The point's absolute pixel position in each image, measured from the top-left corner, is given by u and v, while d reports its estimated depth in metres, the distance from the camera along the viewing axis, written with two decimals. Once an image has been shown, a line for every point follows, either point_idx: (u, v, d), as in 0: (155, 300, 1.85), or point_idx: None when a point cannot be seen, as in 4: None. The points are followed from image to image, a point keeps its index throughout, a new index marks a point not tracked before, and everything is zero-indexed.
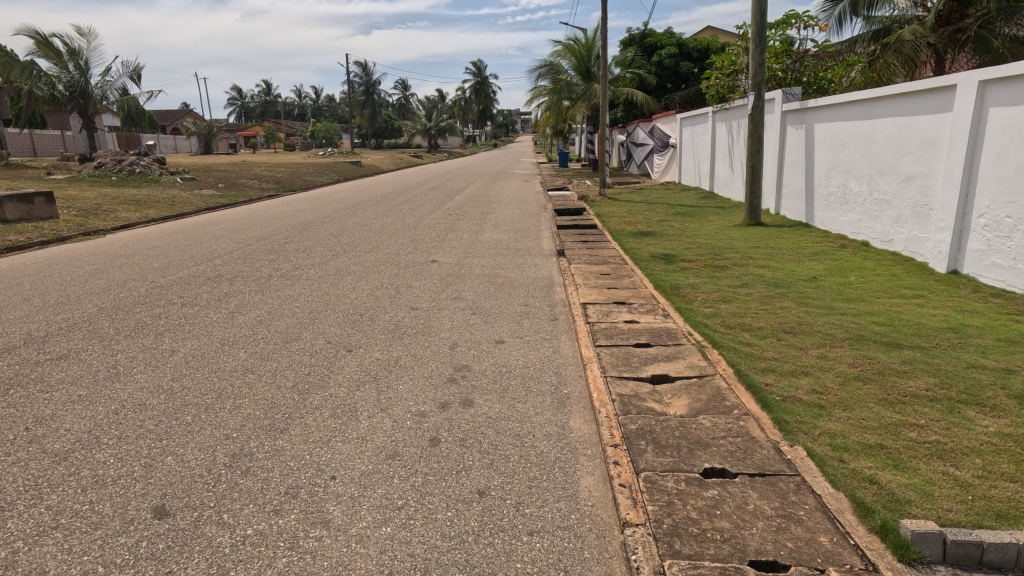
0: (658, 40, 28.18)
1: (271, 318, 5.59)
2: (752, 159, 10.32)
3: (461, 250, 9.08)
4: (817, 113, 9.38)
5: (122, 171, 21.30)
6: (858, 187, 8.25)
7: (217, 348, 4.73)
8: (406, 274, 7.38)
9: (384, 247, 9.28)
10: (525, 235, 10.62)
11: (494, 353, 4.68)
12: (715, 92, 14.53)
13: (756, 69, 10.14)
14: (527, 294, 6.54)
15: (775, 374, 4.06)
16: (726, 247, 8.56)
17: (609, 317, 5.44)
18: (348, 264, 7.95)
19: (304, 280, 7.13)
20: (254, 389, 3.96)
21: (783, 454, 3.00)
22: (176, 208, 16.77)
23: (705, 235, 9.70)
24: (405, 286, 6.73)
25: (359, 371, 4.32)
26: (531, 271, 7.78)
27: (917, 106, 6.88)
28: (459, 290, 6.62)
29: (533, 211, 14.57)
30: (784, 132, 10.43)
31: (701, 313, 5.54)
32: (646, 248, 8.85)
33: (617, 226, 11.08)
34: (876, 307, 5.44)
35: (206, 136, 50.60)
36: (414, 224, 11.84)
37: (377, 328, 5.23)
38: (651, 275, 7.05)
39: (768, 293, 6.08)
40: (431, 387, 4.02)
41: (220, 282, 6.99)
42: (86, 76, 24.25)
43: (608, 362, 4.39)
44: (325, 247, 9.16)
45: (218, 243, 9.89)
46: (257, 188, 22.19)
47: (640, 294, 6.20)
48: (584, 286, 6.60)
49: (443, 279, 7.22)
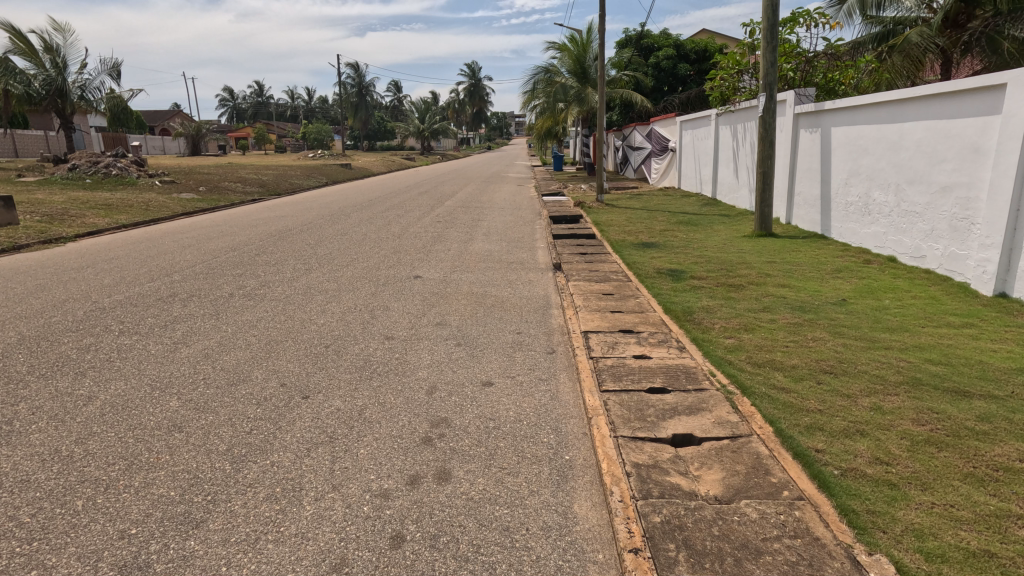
0: (654, 42, 27.54)
1: (221, 350, 4.78)
2: (763, 165, 9.62)
3: (448, 264, 8.29)
4: (834, 116, 8.69)
5: (97, 174, 20.37)
6: (882, 198, 7.55)
7: (145, 395, 3.90)
8: (385, 293, 6.59)
9: (365, 260, 8.47)
10: (519, 246, 9.85)
11: (480, 400, 3.90)
12: (720, 95, 13.72)
13: (768, 67, 9.44)
14: (520, 319, 5.76)
15: (826, 434, 3.30)
16: (739, 261, 7.81)
17: (616, 351, 4.66)
18: (321, 281, 7.14)
19: (268, 301, 6.31)
20: (176, 455, 3.15)
21: (865, 571, 2.24)
22: (151, 213, 15.87)
23: (713, 247, 8.96)
24: (382, 309, 5.94)
25: (314, 427, 3.53)
26: (524, 288, 7.01)
27: (955, 108, 6.19)
28: (443, 315, 5.82)
29: (528, 218, 13.79)
30: (797, 136, 9.73)
31: (721, 346, 4.77)
32: (650, 262, 8.08)
33: (618, 236, 10.31)
34: (923, 338, 4.70)
35: (194, 137, 49.54)
36: (400, 233, 11.03)
37: (342, 366, 4.44)
38: (659, 295, 6.31)
39: (795, 320, 5.34)
40: (401, 452, 3.23)
41: (173, 303, 6.16)
42: (63, 74, 23.29)
43: (619, 414, 3.61)
44: (298, 260, 8.35)
45: (183, 254, 9.05)
46: (240, 192, 21.30)
47: (649, 321, 5.42)
48: (585, 310, 5.82)
49: (425, 299, 6.44)
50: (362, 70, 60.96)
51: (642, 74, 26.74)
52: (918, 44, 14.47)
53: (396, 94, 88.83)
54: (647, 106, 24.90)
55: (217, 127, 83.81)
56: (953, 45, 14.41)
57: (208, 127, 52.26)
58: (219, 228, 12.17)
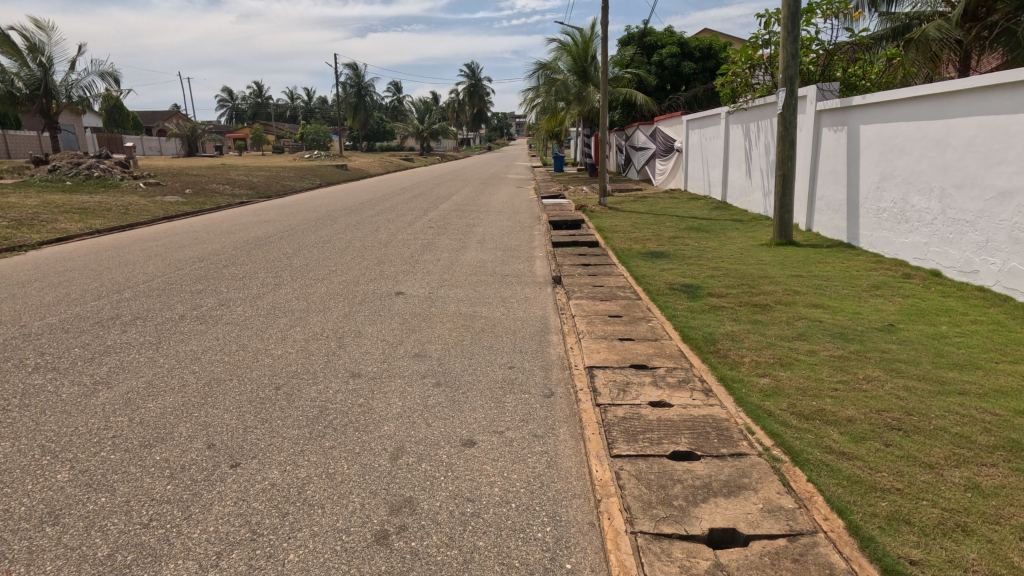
0: (658, 39, 26.62)
1: (147, 393, 3.93)
2: (782, 167, 8.77)
3: (436, 277, 7.46)
4: (862, 112, 7.86)
5: (78, 176, 19.56)
6: (922, 204, 6.73)
7: (28, 463, 3.05)
8: (360, 315, 5.77)
9: (344, 273, 7.64)
10: (515, 256, 9.01)
11: (455, 471, 3.06)
12: (730, 91, 12.80)
13: (789, 60, 8.59)
14: (512, 348, 4.91)
15: (918, 531, 2.44)
16: (760, 275, 6.96)
17: (628, 397, 3.82)
18: (290, 300, 6.31)
19: (224, 324, 5.47)
20: (36, 569, 2.31)
21: None
22: (129, 217, 15.03)
23: (729, 257, 8.11)
24: (353, 337, 5.10)
25: (236, 513, 2.68)
26: (520, 307, 6.19)
27: (1017, 101, 5.36)
28: (423, 343, 4.97)
29: (526, 223, 12.97)
30: (819, 135, 8.90)
31: (755, 388, 3.92)
32: (660, 276, 7.24)
33: (623, 244, 9.46)
34: (1002, 381, 3.85)
35: (189, 137, 48.70)
36: (387, 241, 10.20)
37: (291, 417, 3.61)
38: (673, 318, 5.49)
39: (838, 352, 4.50)
40: (344, 558, 2.41)
41: (112, 327, 5.32)
42: (49, 74, 22.42)
43: (638, 495, 2.76)
44: (269, 274, 7.50)
45: (145, 265, 8.24)
46: (228, 194, 20.47)
47: (665, 352, 4.58)
48: (589, 337, 4.98)
49: (405, 321, 5.62)
50: (360, 70, 60.14)
51: (645, 73, 25.91)
52: (937, 39, 13.61)
53: (395, 95, 88.21)
54: (651, 105, 24.11)
55: (216, 128, 83.03)
56: (973, 41, 13.67)
57: (205, 127, 51.51)
58: (194, 235, 11.30)
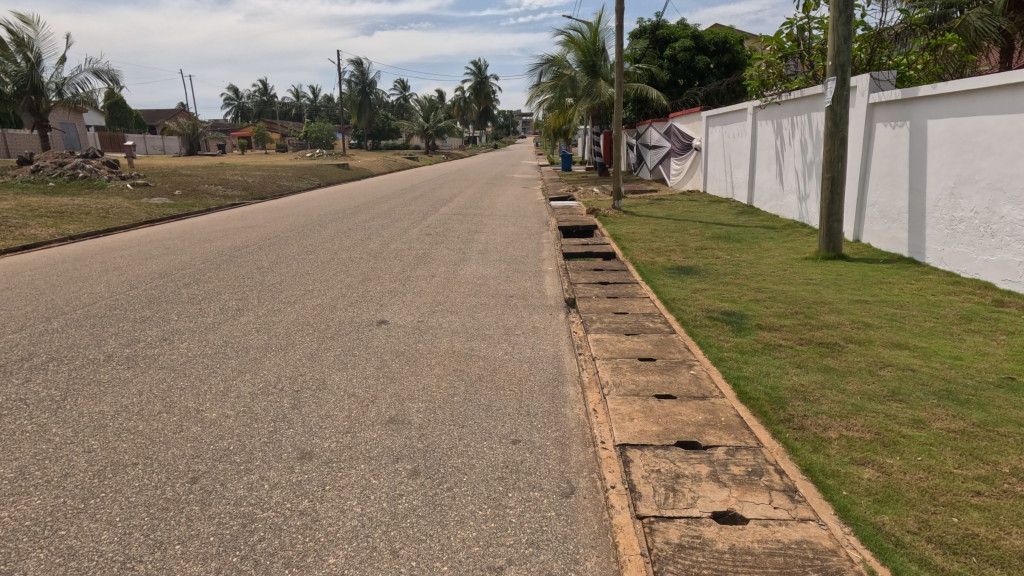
0: (671, 33, 25.29)
1: (7, 492, 2.82)
2: (830, 170, 7.57)
3: (428, 299, 6.35)
4: (931, 105, 6.69)
5: (62, 176, 18.63)
6: (1015, 213, 5.55)
7: None
8: (329, 356, 4.66)
9: (321, 293, 6.55)
10: (521, 271, 7.89)
11: None
12: (760, 83, 11.50)
13: (840, 45, 7.38)
14: (517, 409, 3.79)
15: None
16: (815, 301, 5.80)
17: (682, 503, 2.70)
18: (248, 333, 5.21)
19: (156, 369, 4.37)
20: None
21: None
22: (107, 221, 14.04)
23: (771, 274, 6.97)
24: (312, 393, 3.97)
25: None
26: (526, 343, 5.05)
27: None
28: (401, 401, 3.85)
29: (534, 229, 11.84)
30: (872, 132, 7.73)
31: (861, 489, 2.76)
32: (694, 300, 6.09)
33: (644, 257, 8.32)
34: None
35: (191, 136, 47.85)
36: (378, 251, 9.12)
37: (197, 542, 2.49)
38: (720, 363, 4.36)
39: (956, 423, 3.34)
40: None
41: (11, 375, 4.23)
42: (35, 70, 21.38)
43: None
44: (234, 296, 6.41)
45: (97, 282, 7.19)
46: (219, 196, 19.44)
47: (721, 423, 3.44)
48: (617, 394, 3.85)
49: (382, 365, 4.49)
50: (365, 67, 59.06)
51: (657, 67, 24.67)
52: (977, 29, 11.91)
53: (400, 93, 87.24)
54: (663, 101, 23.00)
55: (220, 126, 82.31)
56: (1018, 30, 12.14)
57: (207, 125, 50.71)
58: (169, 243, 10.28)
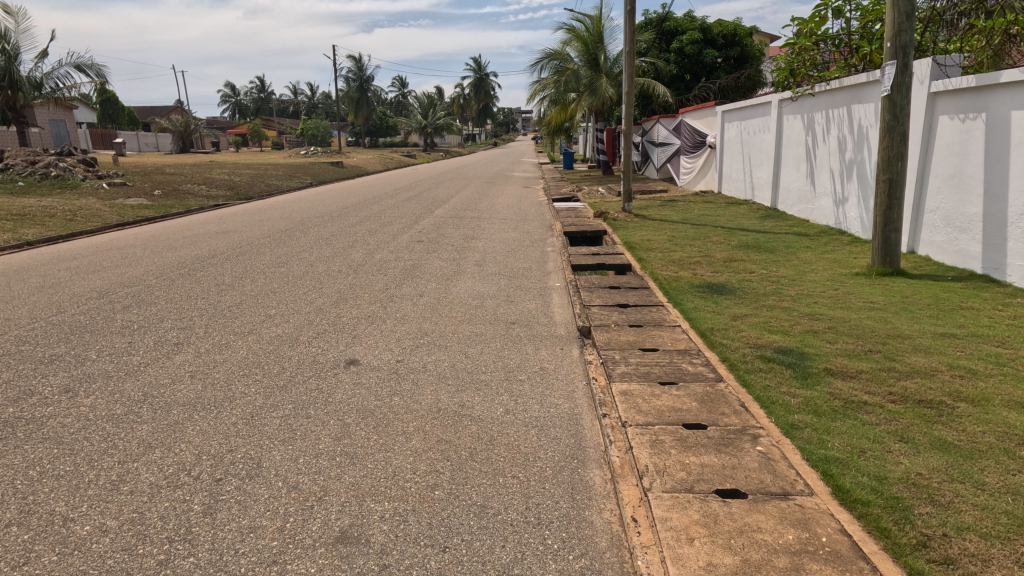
0: (677, 26, 24.17)
1: None
2: (887, 170, 6.44)
3: (412, 328, 5.25)
4: (1016, 91, 5.56)
5: (33, 176, 17.46)
6: None
7: None
8: (274, 419, 3.53)
9: (284, 320, 5.43)
10: (524, 287, 6.78)
11: None
12: (789, 73, 10.33)
13: (901, 22, 6.23)
14: (522, 513, 2.66)
15: None
16: (888, 333, 4.69)
17: None
18: (178, 380, 4.08)
19: (36, 441, 3.24)
20: None
21: None
22: (71, 225, 12.87)
23: (823, 295, 5.86)
24: (236, 486, 2.84)
25: None
26: (531, 394, 3.93)
27: None
28: (359, 501, 2.73)
29: (536, 234, 10.72)
30: (935, 127, 6.60)
31: None
32: (736, 329, 4.99)
33: (666, 270, 7.21)
34: None
35: (184, 133, 46.62)
36: (359, 262, 8.00)
37: None
38: (793, 433, 3.24)
39: None
40: None
41: None
42: (13, 63, 20.11)
43: None
44: (179, 324, 5.29)
45: (23, 303, 6.07)
46: (202, 196, 18.27)
47: (829, 549, 2.33)
48: (664, 491, 2.73)
49: (341, 434, 3.37)
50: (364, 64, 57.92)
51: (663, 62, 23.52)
52: None
53: (399, 90, 86.08)
54: (670, 98, 21.84)
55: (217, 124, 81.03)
56: None
57: (201, 123, 49.53)
58: (128, 251, 9.18)
